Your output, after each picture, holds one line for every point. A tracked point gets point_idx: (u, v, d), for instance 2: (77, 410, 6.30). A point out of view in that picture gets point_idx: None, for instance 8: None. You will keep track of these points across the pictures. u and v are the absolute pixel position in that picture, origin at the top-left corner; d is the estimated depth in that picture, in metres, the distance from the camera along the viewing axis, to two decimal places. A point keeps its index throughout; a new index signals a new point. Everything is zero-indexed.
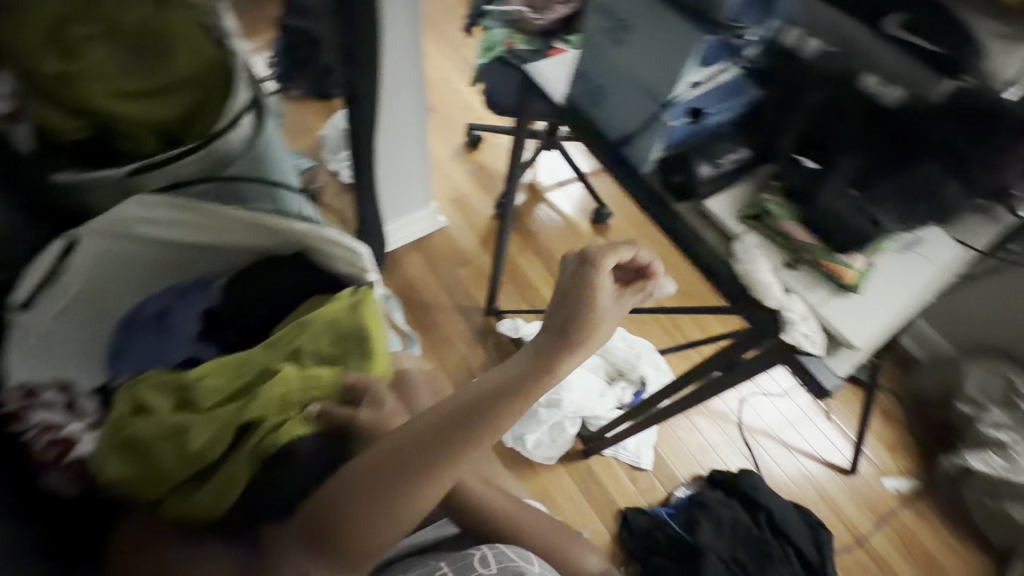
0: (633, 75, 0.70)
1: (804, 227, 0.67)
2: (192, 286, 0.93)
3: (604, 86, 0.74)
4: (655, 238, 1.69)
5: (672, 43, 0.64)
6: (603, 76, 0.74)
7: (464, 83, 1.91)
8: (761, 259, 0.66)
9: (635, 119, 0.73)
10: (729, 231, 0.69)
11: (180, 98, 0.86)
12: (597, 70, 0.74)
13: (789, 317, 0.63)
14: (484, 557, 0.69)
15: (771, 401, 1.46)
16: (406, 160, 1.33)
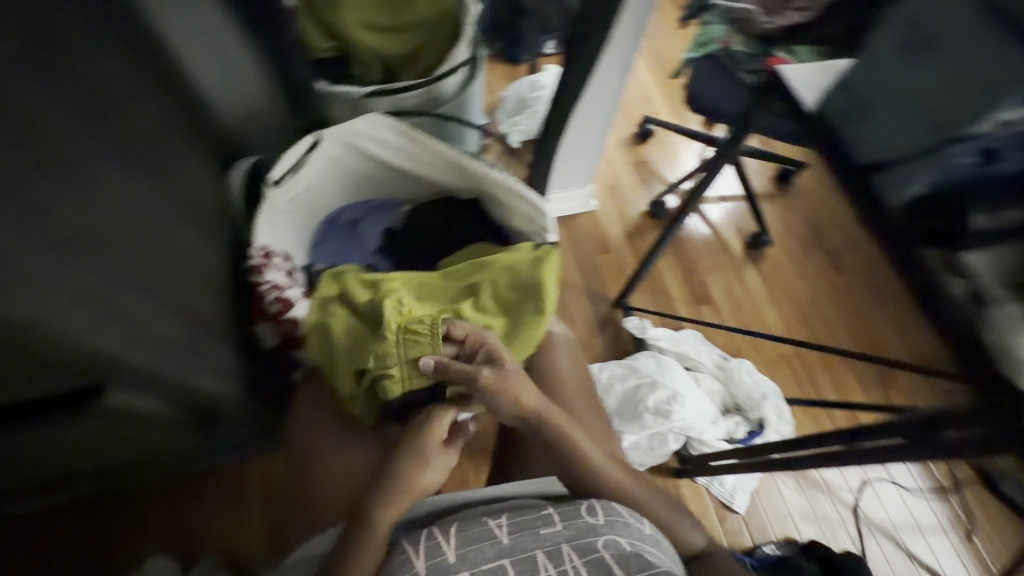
0: (924, 95, 0.65)
1: None
2: (383, 206, 1.05)
3: (879, 104, 0.69)
4: (812, 279, 1.56)
5: (994, 66, 0.59)
6: (881, 89, 0.69)
7: (649, 72, 1.88)
8: None
9: (911, 141, 0.66)
10: (996, 294, 0.58)
11: (410, 40, 1.05)
12: (874, 85, 0.69)
13: None
14: (593, 506, 0.62)
15: (900, 495, 1.30)
16: (586, 138, 1.35)
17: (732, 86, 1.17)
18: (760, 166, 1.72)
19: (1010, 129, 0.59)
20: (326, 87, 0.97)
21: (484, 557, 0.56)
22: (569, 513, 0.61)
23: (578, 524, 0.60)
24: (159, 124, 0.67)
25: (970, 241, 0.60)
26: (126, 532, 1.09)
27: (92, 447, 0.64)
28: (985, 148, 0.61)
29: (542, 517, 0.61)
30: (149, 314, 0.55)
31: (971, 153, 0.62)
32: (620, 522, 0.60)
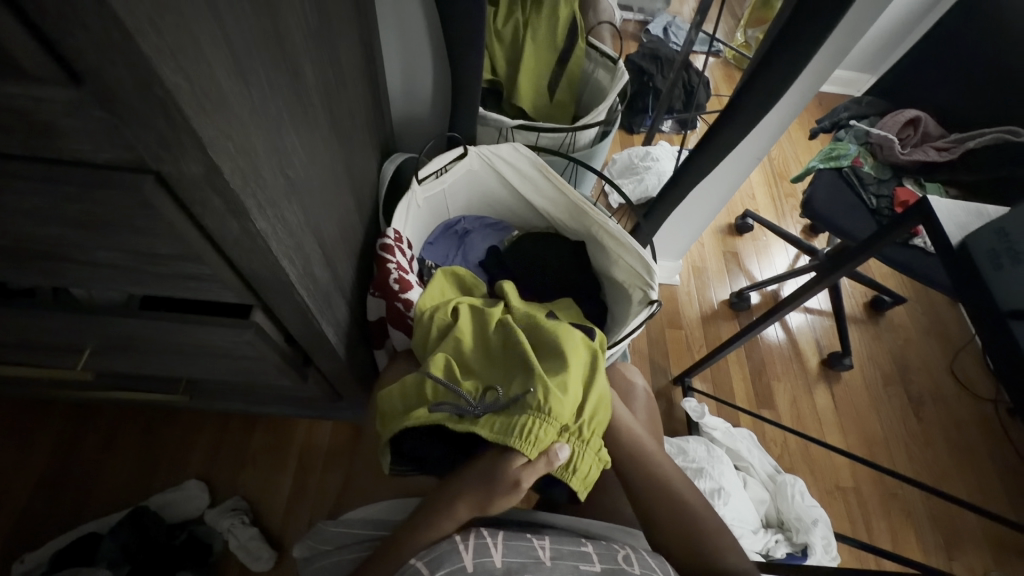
0: None
1: None
2: (494, 225, 1.14)
3: None
4: (887, 417, 1.47)
5: None
6: None
7: (759, 170, 1.92)
8: None
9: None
10: None
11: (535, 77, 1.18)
12: None
13: None
14: (630, 556, 0.59)
15: None
16: (691, 217, 1.39)
17: (852, 204, 1.18)
18: (854, 287, 1.69)
19: None
20: (482, 111, 1.08)
21: (521, 569, 0.54)
22: (607, 558, 0.59)
23: (617, 569, 0.57)
24: (356, 107, 0.78)
25: None
26: (177, 449, 1.16)
27: (217, 359, 0.71)
28: None
29: (584, 556, 0.59)
30: (315, 262, 0.62)
31: None
32: None
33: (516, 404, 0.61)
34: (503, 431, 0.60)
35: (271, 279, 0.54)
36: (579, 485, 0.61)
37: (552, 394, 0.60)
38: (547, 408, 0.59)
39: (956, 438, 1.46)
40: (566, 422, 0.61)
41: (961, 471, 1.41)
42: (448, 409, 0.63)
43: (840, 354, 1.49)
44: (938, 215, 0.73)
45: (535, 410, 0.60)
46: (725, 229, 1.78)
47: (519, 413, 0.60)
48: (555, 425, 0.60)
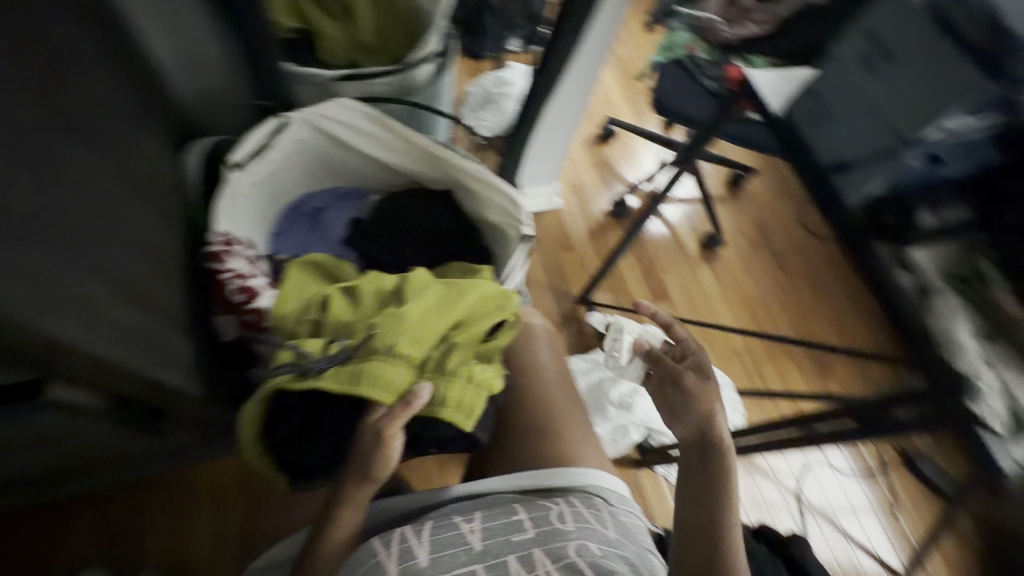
0: (874, 100, 0.68)
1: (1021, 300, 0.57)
2: (350, 194, 1.02)
3: (835, 107, 0.71)
4: (760, 278, 1.65)
5: (933, 85, 0.62)
6: (839, 93, 0.71)
7: (612, 75, 1.93)
8: (961, 321, 0.59)
9: (862, 141, 0.68)
10: (933, 288, 0.62)
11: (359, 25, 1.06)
12: (831, 90, 0.71)
13: (981, 389, 0.56)
14: (564, 512, 0.61)
15: (836, 478, 1.39)
16: (555, 136, 1.36)
17: (697, 92, 1.23)
18: (714, 170, 1.81)
19: (951, 136, 0.63)
20: (294, 68, 0.95)
21: (452, 561, 0.55)
22: (542, 520, 0.60)
23: (552, 530, 0.59)
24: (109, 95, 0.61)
25: (911, 236, 0.64)
26: (47, 548, 0.98)
27: (33, 451, 0.57)
28: (926, 152, 0.65)
29: (517, 522, 0.60)
30: (107, 304, 0.50)
31: (918, 159, 0.65)
32: (593, 529, 0.60)
33: (367, 353, 0.62)
34: (362, 377, 0.59)
35: (37, 349, 0.42)
36: (462, 414, 0.62)
37: (402, 340, 0.62)
38: (394, 349, 0.61)
39: (815, 279, 1.69)
40: (421, 357, 0.63)
41: (824, 306, 1.64)
42: (288, 368, 0.60)
43: (713, 234, 1.63)
44: (760, 89, 0.76)
45: (387, 355, 0.61)
46: (592, 140, 1.80)
47: (368, 357, 0.61)
48: (407, 363, 0.62)
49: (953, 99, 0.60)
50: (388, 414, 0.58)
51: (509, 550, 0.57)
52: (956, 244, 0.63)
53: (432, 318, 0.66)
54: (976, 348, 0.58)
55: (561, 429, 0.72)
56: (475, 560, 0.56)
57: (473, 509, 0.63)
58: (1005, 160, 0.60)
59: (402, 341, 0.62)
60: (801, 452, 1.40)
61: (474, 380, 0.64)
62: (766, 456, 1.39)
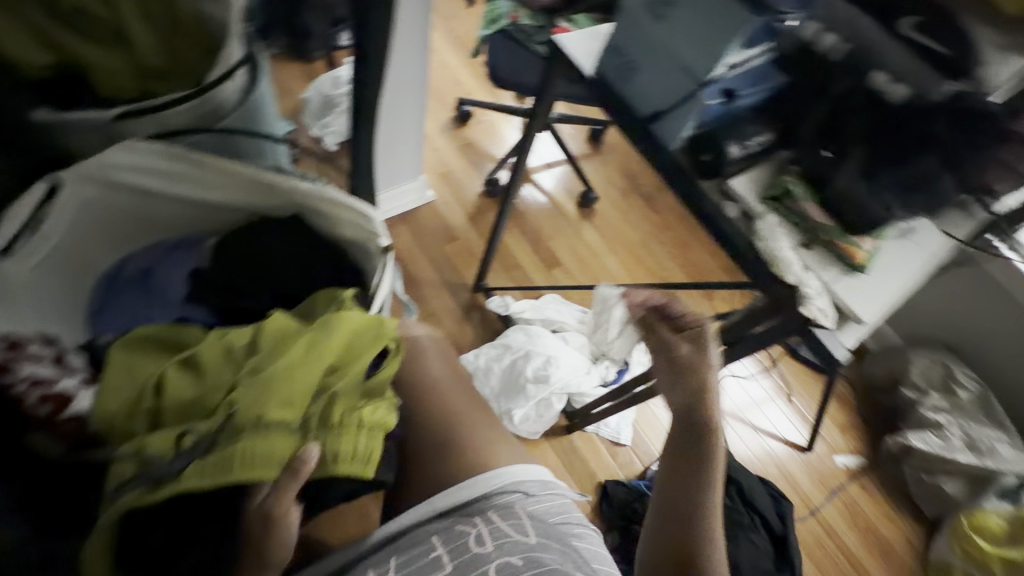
0: (671, 48, 0.69)
1: (824, 211, 0.69)
2: (185, 243, 0.89)
3: (639, 61, 0.73)
4: (638, 222, 1.74)
5: (715, 26, 0.64)
6: (638, 44, 0.72)
7: (453, 52, 1.88)
8: (782, 237, 0.67)
9: (672, 90, 0.71)
10: (751, 211, 0.69)
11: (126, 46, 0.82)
12: (635, 42, 0.72)
13: (806, 293, 0.66)
14: (482, 536, 0.59)
15: (740, 384, 1.53)
16: (402, 130, 1.30)
17: (528, 58, 1.21)
18: (574, 128, 1.86)
19: (735, 70, 0.70)
20: (58, 114, 0.82)
21: None
22: (460, 555, 0.58)
23: (471, 561, 0.57)
24: None
25: (725, 167, 0.70)
26: None
27: None
28: (718, 87, 0.70)
29: (434, 563, 0.58)
30: None
31: (715, 97, 0.70)
32: (512, 544, 0.58)
33: (229, 433, 0.55)
34: (233, 462, 0.53)
35: None
36: (360, 463, 0.57)
37: (267, 409, 0.56)
38: (262, 421, 0.55)
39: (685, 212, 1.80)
40: (298, 418, 0.57)
41: (698, 234, 1.77)
42: (134, 485, 0.52)
43: (586, 191, 1.68)
44: (569, 53, 0.78)
45: (251, 430, 0.55)
46: (450, 124, 1.75)
47: (232, 439, 0.54)
48: (282, 430, 0.56)
49: (733, 36, 0.64)
50: (274, 490, 0.52)
51: None
52: (764, 165, 0.72)
53: (300, 372, 0.59)
54: (795, 257, 0.67)
55: (469, 440, 0.70)
56: None
57: (390, 557, 0.60)
58: (785, 81, 0.69)
59: (266, 409, 0.56)
60: None
61: (364, 423, 0.59)
62: None
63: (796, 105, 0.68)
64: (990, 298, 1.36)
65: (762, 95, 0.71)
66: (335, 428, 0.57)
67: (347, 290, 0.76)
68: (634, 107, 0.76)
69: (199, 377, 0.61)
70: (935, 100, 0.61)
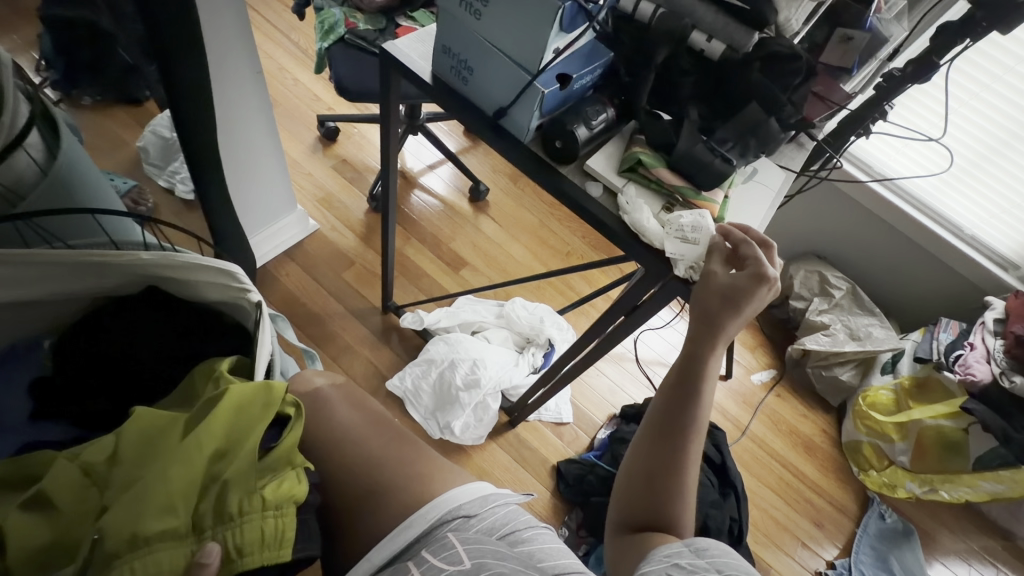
0: (502, 42, 0.69)
1: (674, 173, 0.70)
2: (13, 355, 0.78)
3: (473, 59, 0.72)
4: (533, 204, 1.76)
5: (533, 14, 0.64)
6: (469, 45, 0.71)
7: (303, 68, 1.76)
8: (643, 204, 0.69)
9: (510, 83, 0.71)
10: (612, 185, 0.71)
11: None
12: (463, 40, 0.71)
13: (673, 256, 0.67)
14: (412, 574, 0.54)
15: (660, 335, 1.62)
16: (257, 163, 1.19)
17: (373, 66, 1.13)
18: (450, 124, 1.83)
19: (561, 54, 0.68)
20: None
21: None
22: None
23: None
24: None
25: (578, 148, 0.71)
26: None
27: None
28: (550, 74, 0.69)
29: None
30: None
31: (549, 85, 0.68)
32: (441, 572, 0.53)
33: (101, 565, 0.47)
34: None
35: None
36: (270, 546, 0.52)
37: (142, 524, 0.49)
38: (139, 539, 0.48)
39: None
40: (187, 522, 0.51)
41: None
42: None
43: (475, 185, 1.66)
44: (399, 56, 0.80)
45: (127, 553, 0.48)
46: (317, 145, 1.64)
47: (106, 570, 0.47)
48: (169, 541, 0.49)
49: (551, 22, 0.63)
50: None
51: None
52: (611, 142, 0.74)
53: (178, 470, 0.52)
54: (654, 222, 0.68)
55: (399, 479, 0.67)
56: None
57: None
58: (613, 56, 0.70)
59: (141, 525, 0.48)
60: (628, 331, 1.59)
61: (268, 506, 0.53)
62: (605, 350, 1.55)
63: None
64: (841, 206, 1.53)
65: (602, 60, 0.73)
66: (235, 521, 0.52)
67: (226, 361, 0.68)
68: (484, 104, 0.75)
69: (57, 507, 0.53)
70: (747, 53, 0.71)
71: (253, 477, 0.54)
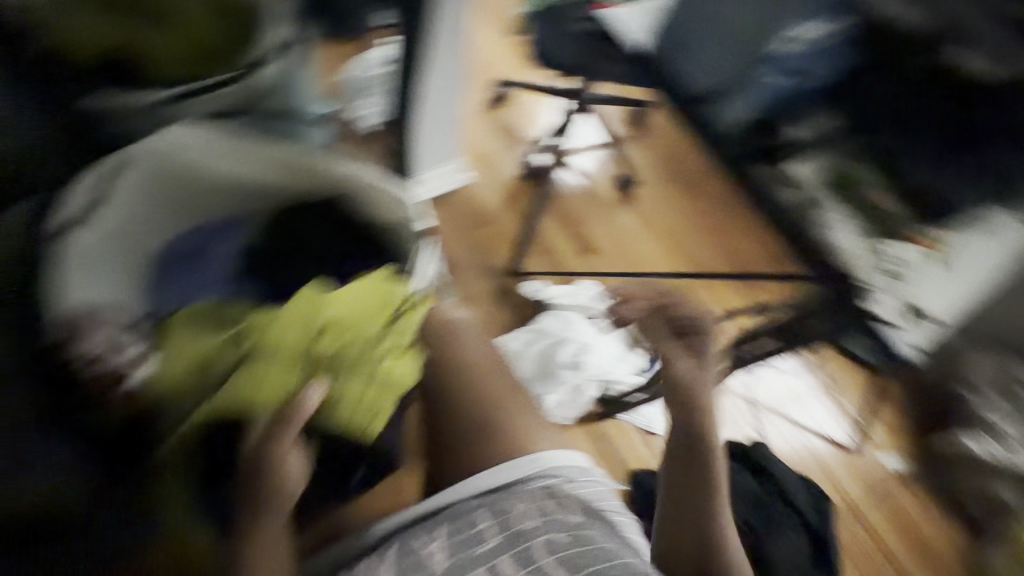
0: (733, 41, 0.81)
1: (890, 195, 0.71)
2: (227, 223, 0.87)
3: (704, 49, 0.89)
4: (679, 207, 1.68)
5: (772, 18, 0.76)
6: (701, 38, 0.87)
7: (490, 32, 1.86)
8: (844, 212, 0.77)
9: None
10: None
11: None
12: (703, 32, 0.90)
13: None
14: (528, 511, 0.62)
15: (781, 377, 1.48)
16: (436, 107, 1.30)
17: (569, 37, 1.17)
18: (614, 109, 1.81)
19: (810, 47, 0.74)
20: (114, 95, 0.84)
21: None
22: (506, 521, 0.61)
23: (517, 530, 0.60)
24: None
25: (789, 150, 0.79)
26: None
27: None
28: (789, 67, 0.77)
29: (476, 528, 0.61)
30: None
31: (778, 74, 0.78)
32: (558, 518, 0.61)
33: (245, 365, 0.64)
34: (247, 390, 0.62)
35: None
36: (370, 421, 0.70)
37: (278, 347, 0.64)
38: (275, 358, 0.64)
39: (728, 199, 1.73)
40: (305, 360, 0.65)
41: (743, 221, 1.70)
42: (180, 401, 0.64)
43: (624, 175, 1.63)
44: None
45: (260, 361, 0.63)
46: (486, 105, 1.73)
47: (246, 368, 0.63)
48: (289, 369, 0.64)
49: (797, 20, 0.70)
50: (271, 425, 0.59)
51: (476, 562, 0.58)
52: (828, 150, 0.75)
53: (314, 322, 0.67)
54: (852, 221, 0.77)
55: (509, 424, 0.72)
56: None
57: (436, 524, 0.64)
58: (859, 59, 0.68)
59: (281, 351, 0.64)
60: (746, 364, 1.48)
61: (370, 378, 0.68)
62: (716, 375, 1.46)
63: (860, 89, 0.69)
64: None
65: (828, 78, 0.72)
66: (342, 382, 0.67)
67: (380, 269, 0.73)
68: None
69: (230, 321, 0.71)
70: (997, 86, 0.57)
71: (367, 352, 0.69)
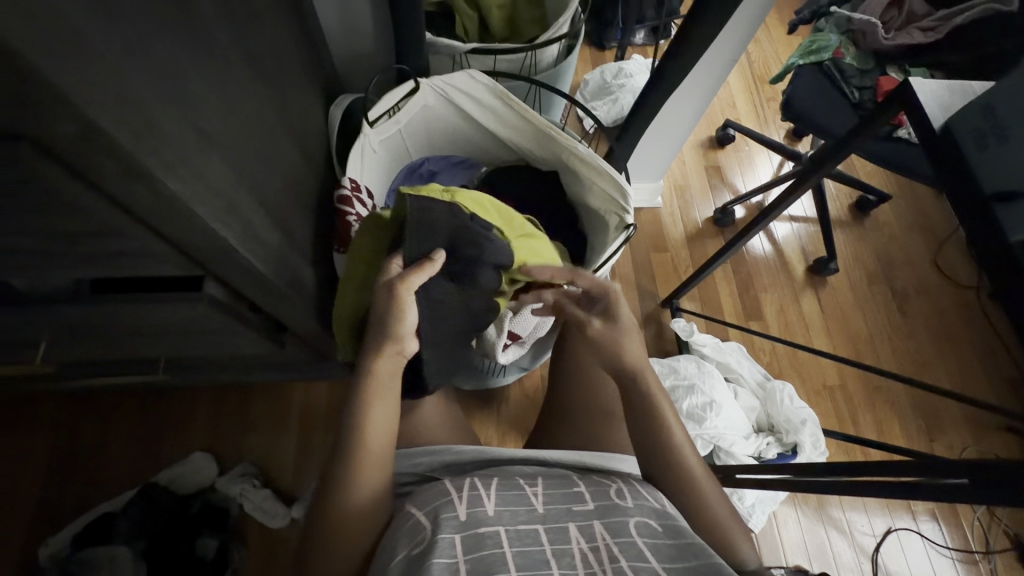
0: None
1: None
2: (463, 163, 1.06)
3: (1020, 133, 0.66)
4: (875, 315, 1.49)
5: None
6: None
7: (740, 75, 1.83)
8: None
9: None
10: None
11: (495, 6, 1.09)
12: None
13: None
14: (624, 491, 0.65)
15: (924, 549, 1.25)
16: (667, 131, 1.33)
17: (833, 101, 1.11)
18: (840, 189, 1.66)
19: None
20: (432, 38, 1.01)
21: (514, 518, 0.60)
22: (603, 495, 0.65)
23: (612, 504, 0.63)
24: (278, 60, 0.69)
25: None
26: (161, 425, 1.15)
27: (188, 335, 0.70)
28: None
29: (575, 490, 0.66)
30: (260, 221, 0.59)
31: None
32: (652, 506, 0.63)
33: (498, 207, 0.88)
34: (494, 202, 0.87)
35: (205, 244, 0.51)
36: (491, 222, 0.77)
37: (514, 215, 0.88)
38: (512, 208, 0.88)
39: (941, 330, 1.47)
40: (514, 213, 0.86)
41: (950, 361, 1.44)
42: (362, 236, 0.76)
43: (826, 259, 1.49)
44: (920, 97, 0.69)
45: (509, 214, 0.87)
46: (706, 142, 1.72)
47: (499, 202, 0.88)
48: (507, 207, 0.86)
49: None
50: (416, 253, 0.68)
51: (570, 514, 0.62)
52: None
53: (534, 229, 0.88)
54: None
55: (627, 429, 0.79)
56: (536, 521, 0.61)
57: (538, 476, 0.70)
58: None
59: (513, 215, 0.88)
60: (886, 514, 1.28)
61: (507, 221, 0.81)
62: (844, 509, 1.28)
63: None
64: None
65: None
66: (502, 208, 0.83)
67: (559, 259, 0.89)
68: (983, 178, 0.65)
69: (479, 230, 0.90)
70: None
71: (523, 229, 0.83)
